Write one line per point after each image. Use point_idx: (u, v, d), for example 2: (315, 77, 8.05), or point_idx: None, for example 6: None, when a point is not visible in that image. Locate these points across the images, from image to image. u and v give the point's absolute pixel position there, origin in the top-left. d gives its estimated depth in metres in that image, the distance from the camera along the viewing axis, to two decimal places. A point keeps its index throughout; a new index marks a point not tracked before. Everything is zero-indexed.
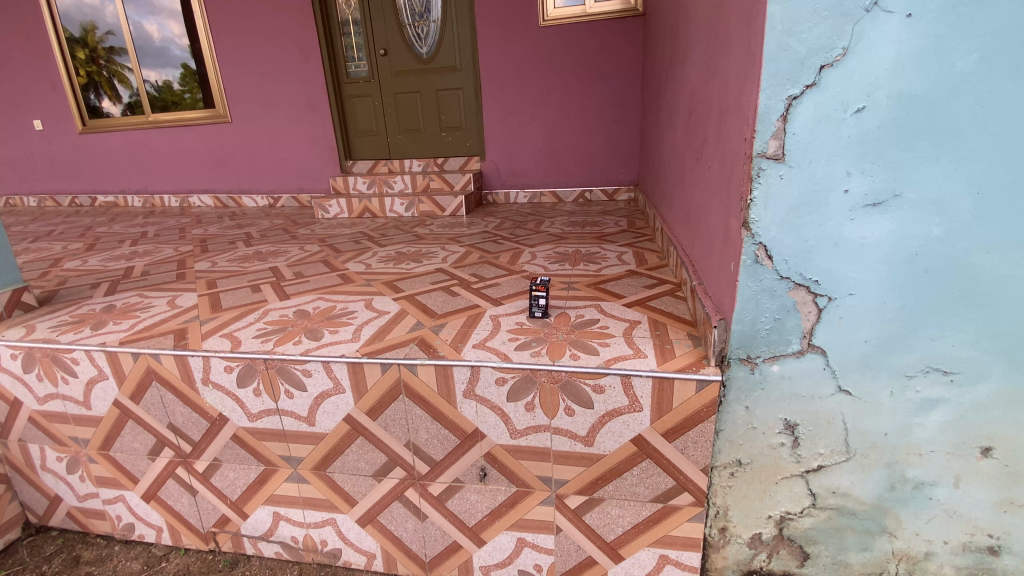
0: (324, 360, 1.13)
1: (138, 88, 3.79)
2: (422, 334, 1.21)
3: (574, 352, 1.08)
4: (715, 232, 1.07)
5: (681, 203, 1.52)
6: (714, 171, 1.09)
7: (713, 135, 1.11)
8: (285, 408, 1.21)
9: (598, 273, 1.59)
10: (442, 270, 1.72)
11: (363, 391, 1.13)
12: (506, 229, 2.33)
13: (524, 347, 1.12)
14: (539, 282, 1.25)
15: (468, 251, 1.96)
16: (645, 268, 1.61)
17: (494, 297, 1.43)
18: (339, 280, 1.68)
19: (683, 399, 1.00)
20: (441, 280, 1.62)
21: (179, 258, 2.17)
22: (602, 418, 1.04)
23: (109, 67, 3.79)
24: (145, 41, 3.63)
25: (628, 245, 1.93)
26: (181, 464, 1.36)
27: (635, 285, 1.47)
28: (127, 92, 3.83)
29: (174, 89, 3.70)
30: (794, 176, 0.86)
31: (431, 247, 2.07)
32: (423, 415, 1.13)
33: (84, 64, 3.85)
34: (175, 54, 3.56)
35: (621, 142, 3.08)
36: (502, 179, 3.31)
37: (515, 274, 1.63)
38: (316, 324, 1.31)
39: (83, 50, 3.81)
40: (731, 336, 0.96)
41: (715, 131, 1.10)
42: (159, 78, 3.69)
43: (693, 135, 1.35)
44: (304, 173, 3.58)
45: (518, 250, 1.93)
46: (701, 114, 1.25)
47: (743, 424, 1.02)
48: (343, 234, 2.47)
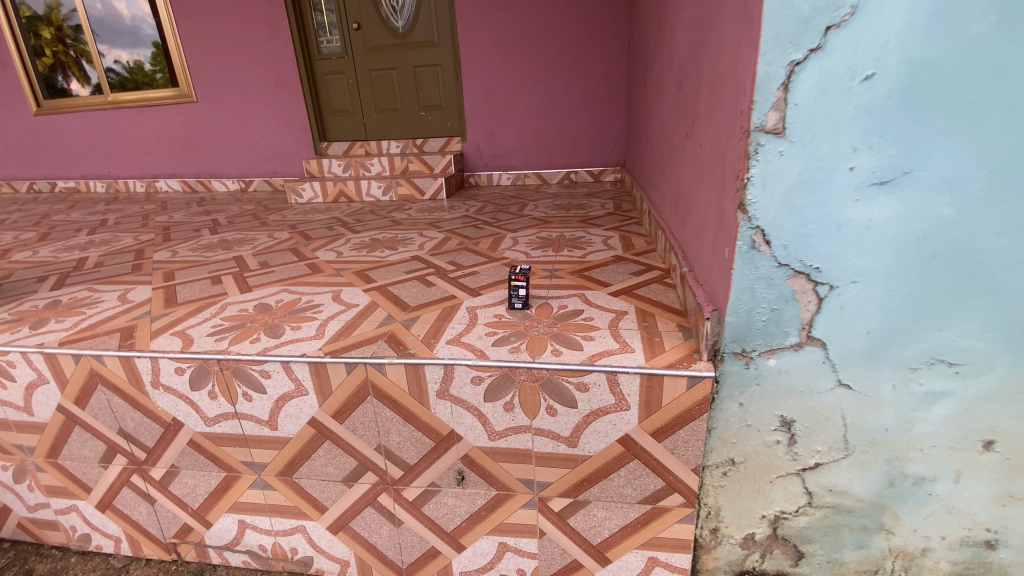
0: (283, 360, 1.03)
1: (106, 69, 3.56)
2: (392, 329, 1.12)
3: (556, 347, 1.00)
4: (707, 216, 0.98)
5: (670, 186, 1.43)
6: (706, 148, 0.99)
7: (705, 111, 1.02)
8: (244, 412, 1.12)
9: (583, 259, 1.51)
10: (419, 258, 1.63)
11: (328, 392, 1.04)
12: (487, 213, 2.23)
13: (502, 343, 1.03)
14: (518, 271, 1.16)
15: (447, 237, 1.86)
16: (631, 254, 1.53)
17: (473, 287, 1.34)
18: (307, 269, 1.57)
19: (673, 398, 0.92)
20: (416, 268, 1.53)
21: (137, 248, 2.03)
22: (587, 418, 0.97)
23: (75, 47, 3.55)
24: (114, 19, 3.40)
25: (615, 229, 1.84)
26: (136, 472, 1.26)
27: (621, 271, 1.39)
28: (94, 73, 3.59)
29: (145, 70, 3.49)
30: (796, 152, 0.77)
31: (408, 234, 1.96)
32: (394, 417, 1.04)
33: (50, 43, 3.61)
34: (146, 32, 3.35)
35: (607, 121, 2.98)
36: (485, 160, 3.18)
37: (496, 262, 1.54)
38: (278, 320, 1.21)
39: (48, 29, 3.57)
40: (724, 329, 0.88)
41: (707, 105, 1.00)
42: (131, 58, 3.46)
43: (683, 112, 1.26)
44: (276, 156, 3.41)
45: (499, 235, 1.84)
46: (692, 88, 1.15)
47: (737, 422, 0.95)
48: (316, 220, 2.35)
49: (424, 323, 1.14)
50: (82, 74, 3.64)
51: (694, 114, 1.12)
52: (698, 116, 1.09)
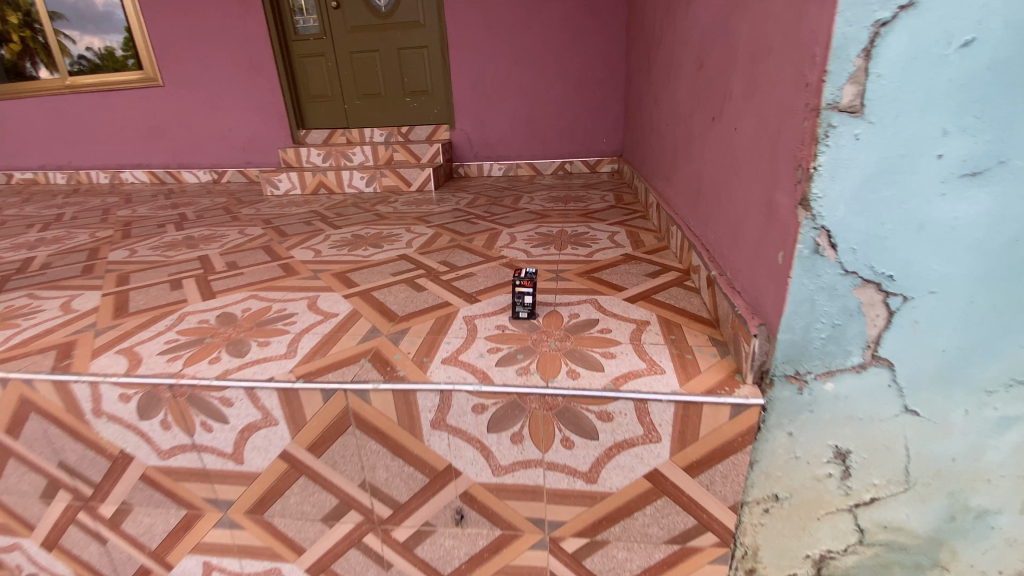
0: (246, 386, 0.87)
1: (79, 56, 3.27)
2: (377, 345, 0.95)
3: (571, 367, 0.85)
4: (751, 212, 0.83)
5: (688, 177, 1.28)
6: (747, 132, 0.85)
7: (745, 88, 0.86)
8: (204, 444, 0.95)
9: (590, 258, 1.36)
10: (406, 257, 1.46)
11: (301, 423, 0.88)
12: (480, 206, 2.07)
13: (508, 362, 0.88)
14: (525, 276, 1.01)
15: (437, 233, 1.70)
16: (642, 252, 1.39)
17: (468, 292, 1.19)
18: (280, 271, 1.40)
19: (712, 428, 0.79)
20: (404, 269, 1.36)
21: (92, 247, 1.83)
22: (609, 451, 0.83)
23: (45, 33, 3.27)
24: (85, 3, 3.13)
25: (619, 224, 1.70)
26: (83, 509, 1.09)
27: (634, 272, 1.24)
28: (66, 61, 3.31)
29: (116, 55, 3.22)
30: (874, 136, 0.62)
31: (394, 229, 1.79)
32: (381, 450, 0.89)
33: (17, 29, 3.32)
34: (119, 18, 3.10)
35: (603, 107, 2.82)
36: (474, 150, 3.01)
37: (493, 262, 1.39)
38: (243, 334, 1.05)
39: (15, 14, 3.28)
40: (776, 349, 0.75)
41: (748, 81, 0.85)
42: (103, 45, 3.19)
43: (707, 92, 1.10)
44: (251, 145, 3.19)
45: (495, 232, 1.69)
46: (722, 63, 0.99)
47: (784, 454, 0.82)
48: (293, 215, 2.17)
49: (414, 337, 0.98)
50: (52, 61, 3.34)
51: (726, 93, 0.97)
52: (732, 94, 0.93)
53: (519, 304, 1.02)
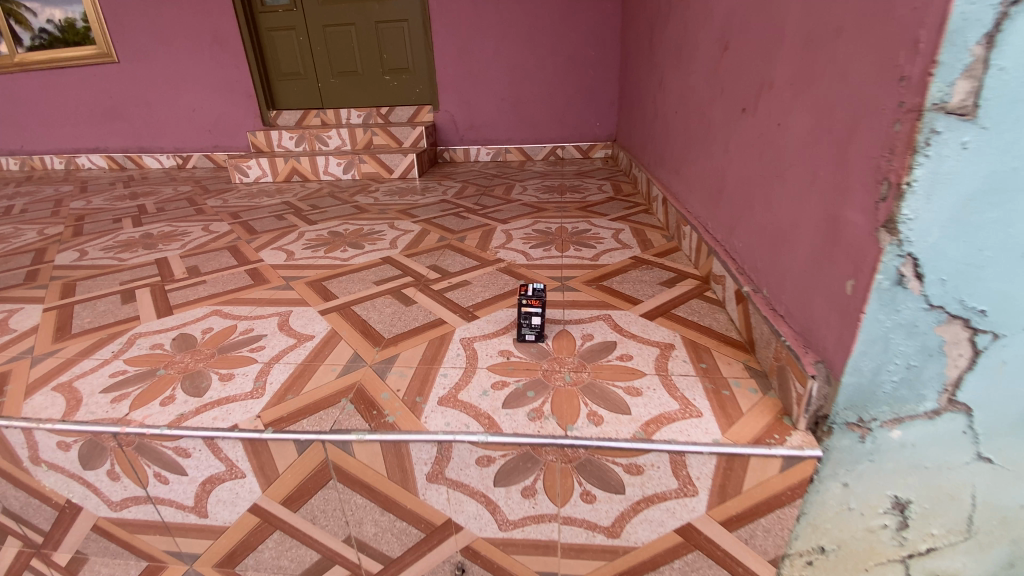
0: (205, 437, 0.72)
1: (41, 29, 2.91)
2: (359, 379, 0.81)
3: (592, 408, 0.72)
4: (802, 227, 0.71)
5: (705, 174, 1.16)
6: (798, 131, 0.72)
7: (794, 78, 0.73)
8: (159, 496, 0.81)
9: (596, 262, 1.23)
10: (390, 260, 1.29)
11: (273, 476, 0.74)
12: (469, 198, 1.92)
13: (518, 403, 0.74)
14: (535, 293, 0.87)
15: (424, 230, 1.54)
16: (652, 254, 1.27)
17: (464, 305, 1.03)
18: (249, 278, 1.24)
19: (758, 481, 0.67)
20: (388, 275, 1.20)
21: (38, 247, 1.63)
22: (637, 504, 0.71)
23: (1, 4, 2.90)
24: None
25: (622, 219, 1.57)
26: (35, 556, 0.95)
27: (648, 279, 1.11)
28: (25, 34, 2.93)
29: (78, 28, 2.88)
30: (983, 145, 0.51)
31: (376, 225, 1.63)
32: (368, 504, 0.76)
33: None
34: None
35: (597, 88, 2.66)
36: (460, 133, 2.82)
37: (489, 266, 1.24)
38: (202, 364, 0.88)
39: None
40: (839, 394, 0.63)
41: (800, 69, 0.72)
42: (63, 15, 2.84)
43: (735, 79, 0.97)
44: (218, 127, 2.95)
45: (488, 228, 1.54)
46: (758, 46, 0.86)
47: (835, 505, 0.71)
48: (265, 207, 1.98)
49: (402, 369, 0.83)
50: (11, 34, 2.97)
51: (763, 83, 0.84)
52: (774, 84, 0.80)
53: (525, 325, 0.87)
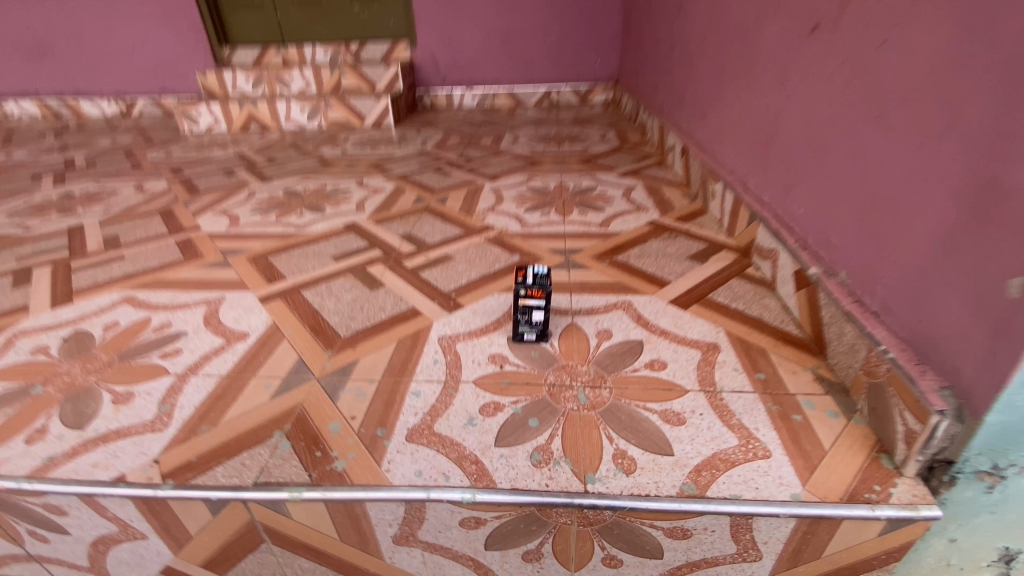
0: (82, 494, 0.52)
1: None
2: (300, 401, 0.60)
3: (619, 447, 0.53)
4: (924, 192, 0.50)
5: (746, 118, 0.93)
6: (925, 50, 0.50)
7: None
8: (43, 554, 0.61)
9: (607, 229, 1.01)
10: (354, 226, 1.05)
11: (184, 538, 0.55)
12: (452, 149, 1.66)
13: (518, 437, 0.54)
14: (535, 283, 0.65)
15: (398, 188, 1.30)
16: (673, 218, 1.05)
17: (444, 290, 0.81)
18: (179, 252, 1.00)
19: (846, 545, 0.49)
20: (350, 247, 0.97)
21: None
22: (677, 570, 0.53)
23: None
24: None
25: (631, 173, 1.34)
26: None
27: (672, 252, 0.90)
28: None
29: None
30: None
31: (341, 181, 1.38)
32: (317, 567, 0.57)
33: None
34: None
35: (597, 20, 2.34)
36: (442, 74, 2.50)
37: (476, 237, 1.01)
38: (94, 379, 0.66)
39: None
40: (978, 437, 0.45)
41: None
42: None
43: None
44: (163, 67, 2.58)
45: (475, 186, 1.31)
46: None
47: (933, 562, 0.53)
48: (214, 162, 1.70)
49: (357, 384, 0.62)
50: None
51: None
52: None
53: (522, 321, 0.66)
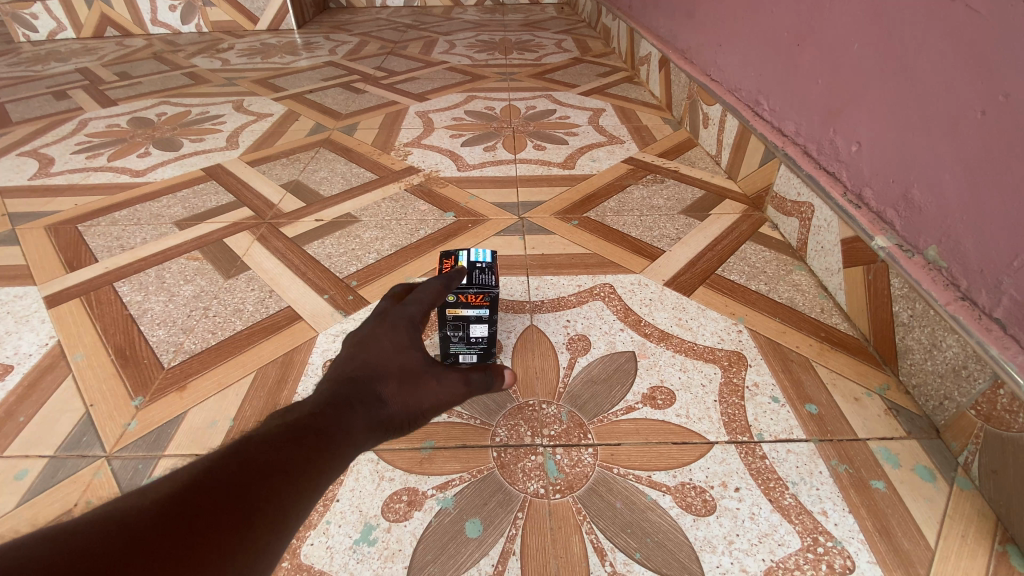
0: None
1: None
2: (72, 510, 0.35)
3: (617, 571, 0.32)
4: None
5: (760, 12, 0.66)
6: None
7: None
8: None
9: (571, 172, 0.77)
10: (212, 170, 0.79)
11: None
12: (368, 60, 1.30)
13: (446, 562, 0.31)
14: (473, 288, 0.40)
15: (290, 115, 0.98)
16: (654, 154, 0.82)
17: (340, 278, 0.56)
18: None
19: None
20: (203, 207, 0.69)
21: None
22: None
23: None
24: None
25: (595, 91, 1.07)
26: None
27: (657, 207, 0.68)
28: None
29: None
30: None
31: (214, 107, 1.05)
32: None
33: None
34: None
35: None
36: None
37: (393, 185, 0.74)
38: None
39: None
40: None
41: None
42: None
43: None
44: None
45: (395, 109, 1.00)
46: None
47: None
48: (47, 80, 1.29)
49: (178, 465, 0.38)
50: None
51: None
52: None
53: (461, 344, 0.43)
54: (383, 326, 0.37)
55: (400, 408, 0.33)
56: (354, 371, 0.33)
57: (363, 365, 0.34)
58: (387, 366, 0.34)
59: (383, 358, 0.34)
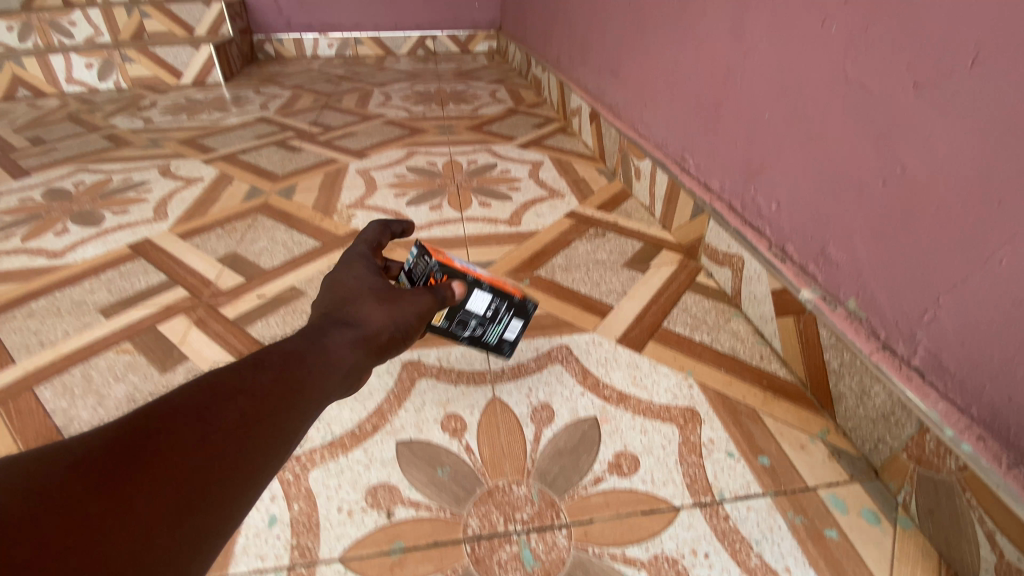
0: None
1: None
2: None
3: None
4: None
5: (679, 77, 0.72)
6: None
7: None
8: None
9: (518, 228, 0.79)
10: (140, 245, 0.74)
11: None
12: (303, 115, 1.29)
13: None
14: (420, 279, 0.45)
15: (224, 179, 0.95)
16: (593, 205, 0.85)
17: None
18: None
19: None
20: (132, 289, 0.65)
21: None
22: None
23: None
24: None
25: (533, 142, 1.11)
26: None
27: (602, 262, 0.71)
28: None
29: None
30: None
31: (140, 172, 1.00)
32: None
33: None
34: None
35: None
36: (286, 15, 1.96)
37: (339, 251, 0.73)
38: None
39: None
40: None
41: None
42: None
43: None
44: None
45: (335, 167, 0.99)
46: None
47: None
48: None
49: None
50: None
51: None
52: None
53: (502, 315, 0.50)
54: (351, 267, 0.43)
55: (380, 326, 0.37)
56: (326, 308, 0.38)
57: (337, 296, 0.39)
58: (352, 293, 0.39)
59: (350, 288, 0.40)
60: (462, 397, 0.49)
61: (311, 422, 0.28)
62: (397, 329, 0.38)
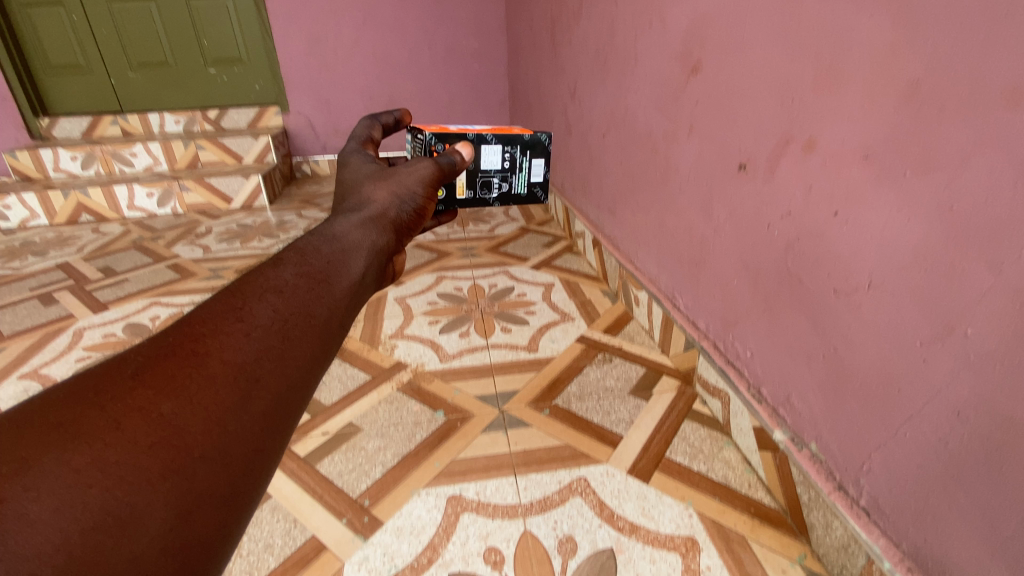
0: None
1: None
2: None
3: None
4: (917, 393, 0.44)
5: (666, 231, 0.87)
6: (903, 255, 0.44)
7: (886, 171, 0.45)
8: None
9: (536, 355, 0.92)
10: None
11: None
12: None
13: None
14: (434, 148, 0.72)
15: None
16: (600, 329, 0.99)
17: (355, 497, 0.65)
18: None
19: None
20: None
21: None
22: None
23: None
24: None
25: (544, 263, 1.27)
26: None
27: (610, 388, 0.83)
28: None
29: None
30: None
31: None
32: None
33: None
34: None
35: (485, 85, 2.22)
36: (322, 140, 2.23)
37: (386, 384, 0.86)
38: None
39: None
40: None
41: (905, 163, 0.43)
42: None
43: (728, 126, 0.67)
44: None
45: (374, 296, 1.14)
46: (787, 99, 0.56)
47: None
48: (32, 281, 1.38)
49: None
50: None
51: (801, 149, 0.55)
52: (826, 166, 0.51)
53: (517, 161, 0.82)
54: (349, 169, 0.56)
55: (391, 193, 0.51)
56: (341, 204, 0.49)
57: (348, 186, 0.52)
58: (358, 178, 0.53)
59: (358, 176, 0.53)
60: (499, 528, 0.60)
61: (334, 296, 0.35)
62: (402, 202, 0.50)
